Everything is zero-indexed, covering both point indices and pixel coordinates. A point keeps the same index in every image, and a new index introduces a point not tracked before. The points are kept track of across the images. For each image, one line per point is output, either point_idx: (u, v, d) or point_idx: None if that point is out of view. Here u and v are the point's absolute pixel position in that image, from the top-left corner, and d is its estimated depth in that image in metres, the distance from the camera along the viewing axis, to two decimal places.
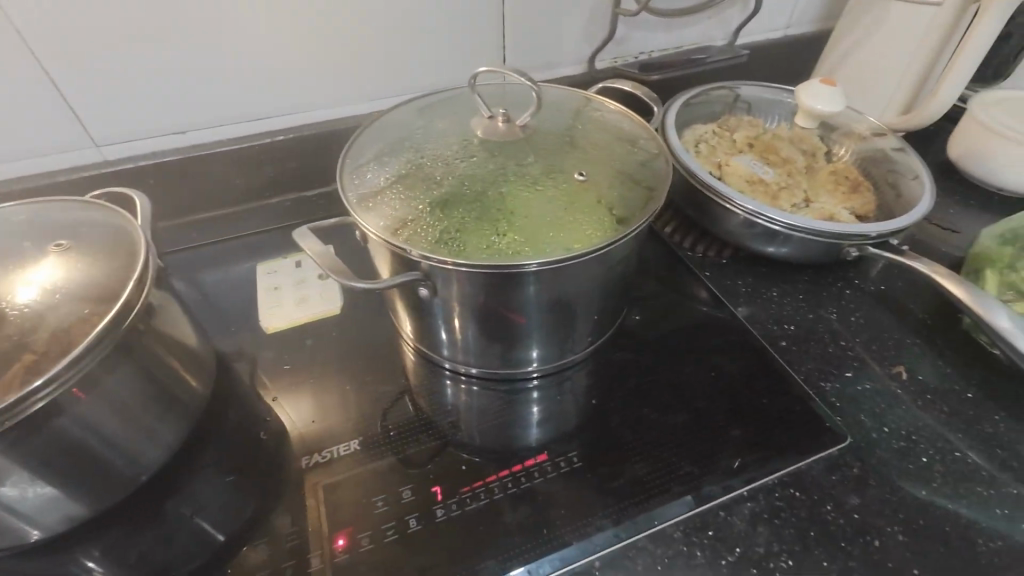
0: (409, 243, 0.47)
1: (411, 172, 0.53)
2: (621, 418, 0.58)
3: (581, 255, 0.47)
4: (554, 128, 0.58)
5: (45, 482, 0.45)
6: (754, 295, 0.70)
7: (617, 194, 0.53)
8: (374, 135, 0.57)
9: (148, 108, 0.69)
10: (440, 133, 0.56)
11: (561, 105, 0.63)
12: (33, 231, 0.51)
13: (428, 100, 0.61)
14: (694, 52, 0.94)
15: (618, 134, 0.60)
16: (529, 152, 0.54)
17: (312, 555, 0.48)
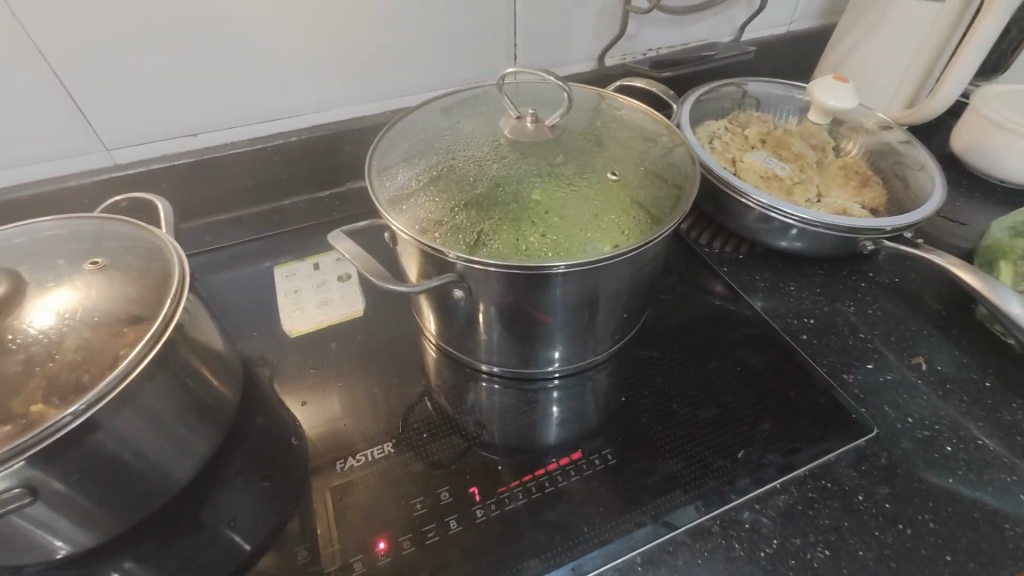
0: (447, 245, 0.47)
1: (441, 173, 0.53)
2: (650, 415, 0.58)
3: (619, 256, 0.47)
4: (579, 127, 0.58)
5: (78, 494, 0.44)
6: (773, 291, 0.71)
7: (648, 194, 0.53)
8: (402, 136, 0.57)
9: (161, 112, 0.68)
10: (467, 134, 0.56)
11: (585, 104, 0.63)
12: (62, 245, 0.50)
13: (452, 101, 0.61)
14: (702, 49, 0.95)
15: (643, 133, 0.60)
16: (559, 152, 0.54)
17: (352, 560, 0.48)
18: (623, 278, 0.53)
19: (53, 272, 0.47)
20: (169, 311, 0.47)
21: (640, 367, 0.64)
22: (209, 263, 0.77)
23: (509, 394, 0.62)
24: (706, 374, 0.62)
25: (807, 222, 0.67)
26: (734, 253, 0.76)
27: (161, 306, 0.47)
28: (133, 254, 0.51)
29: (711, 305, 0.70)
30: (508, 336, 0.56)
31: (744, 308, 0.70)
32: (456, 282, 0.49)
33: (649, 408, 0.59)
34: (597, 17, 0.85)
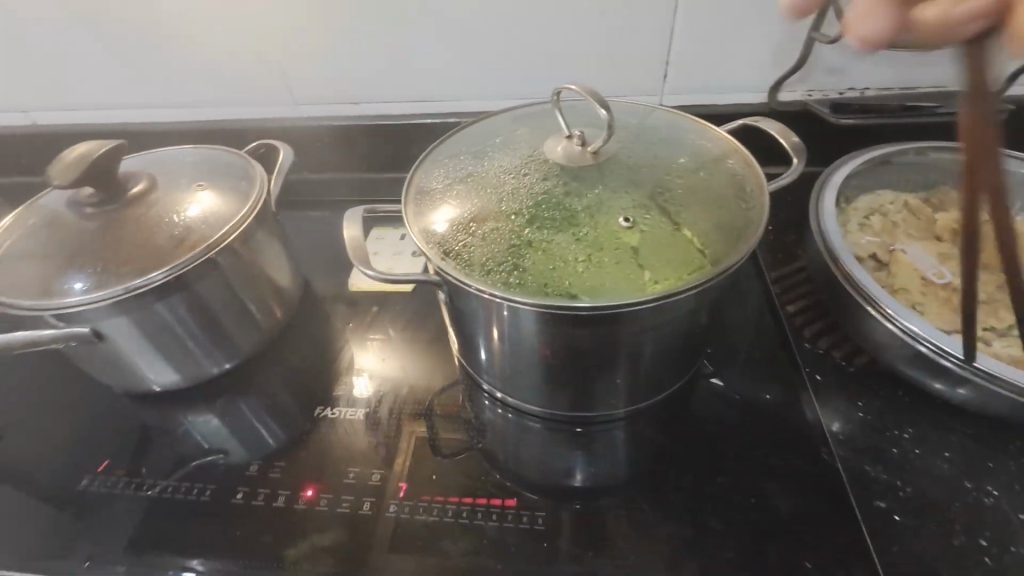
0: (434, 246, 0.49)
1: (475, 179, 0.53)
2: (612, 502, 0.51)
3: (582, 310, 0.43)
4: (634, 164, 0.53)
5: (138, 352, 0.56)
6: (870, 427, 0.52)
7: (663, 257, 0.47)
8: (464, 134, 0.59)
9: (330, 77, 0.81)
10: (517, 145, 0.56)
11: (664, 140, 0.56)
12: (192, 161, 0.63)
13: (528, 110, 0.60)
14: (922, 99, 0.73)
15: (708, 189, 0.52)
16: (591, 186, 0.51)
17: (285, 495, 0.53)
18: (622, 336, 0.48)
19: (178, 184, 0.59)
20: (228, 233, 0.55)
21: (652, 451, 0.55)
22: (331, 208, 0.90)
23: (523, 427, 0.59)
24: (709, 488, 0.51)
25: (942, 354, 0.49)
26: (841, 362, 0.57)
27: (225, 227, 0.56)
28: (238, 183, 0.61)
29: (769, 411, 0.56)
30: (520, 366, 0.54)
31: (809, 433, 0.54)
32: (440, 285, 0.52)
33: (624, 494, 0.52)
34: (775, 44, 0.72)
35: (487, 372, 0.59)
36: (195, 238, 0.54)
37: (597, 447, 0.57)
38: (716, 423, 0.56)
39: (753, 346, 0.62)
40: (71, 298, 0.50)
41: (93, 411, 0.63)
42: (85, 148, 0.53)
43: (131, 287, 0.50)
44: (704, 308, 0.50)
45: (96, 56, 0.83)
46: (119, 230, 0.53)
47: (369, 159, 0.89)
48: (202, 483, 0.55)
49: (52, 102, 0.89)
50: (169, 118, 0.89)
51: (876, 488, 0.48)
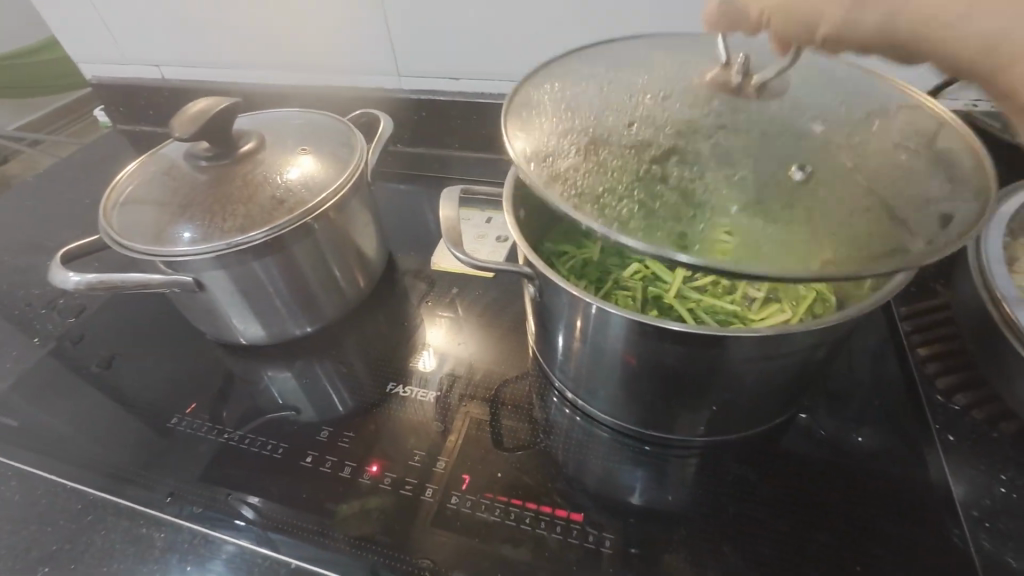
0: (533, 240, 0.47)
1: None
2: (687, 537, 0.46)
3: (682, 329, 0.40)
4: None
5: (233, 306, 0.58)
6: (1016, 509, 0.44)
7: None
8: None
9: (439, 51, 0.80)
10: None
11: None
12: (299, 126, 0.64)
13: None
14: None
15: None
16: None
17: (351, 465, 0.53)
18: (729, 362, 0.43)
19: (283, 145, 0.60)
20: (327, 198, 0.56)
21: (732, 483, 0.50)
22: (423, 183, 0.90)
23: (590, 432, 0.56)
24: (799, 541, 0.45)
25: None
26: (982, 425, 0.49)
27: (324, 193, 0.56)
28: (338, 149, 0.61)
29: (885, 468, 0.49)
30: (600, 370, 0.50)
31: (934, 502, 0.46)
32: (530, 278, 0.49)
33: (697, 527, 0.47)
34: None
35: (560, 367, 0.55)
36: (297, 199, 0.55)
37: (672, 470, 0.52)
38: (815, 467, 0.50)
39: (870, 390, 0.55)
40: (179, 248, 0.51)
41: (188, 354, 0.67)
42: (204, 104, 0.54)
43: (232, 243, 0.51)
44: (826, 342, 0.44)
45: (226, 18, 0.87)
46: (227, 184, 0.55)
47: (467, 137, 0.88)
48: (275, 441, 0.56)
49: (185, 61, 0.96)
50: (284, 83, 0.93)
51: None
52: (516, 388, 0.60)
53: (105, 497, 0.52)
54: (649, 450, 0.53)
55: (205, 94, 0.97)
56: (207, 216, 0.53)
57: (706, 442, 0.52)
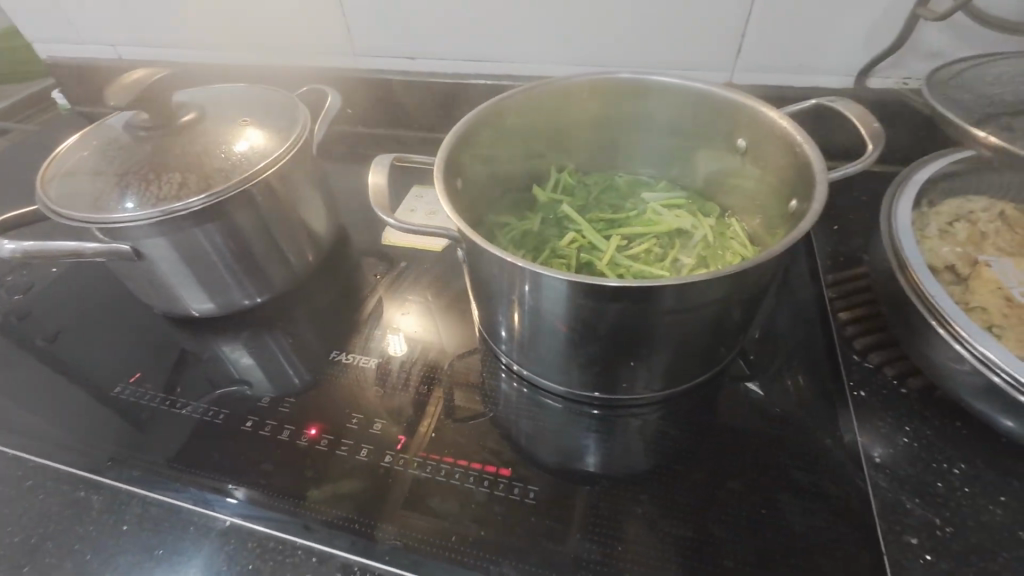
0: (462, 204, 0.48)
1: None
2: (608, 487, 0.48)
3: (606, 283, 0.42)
4: None
5: (177, 274, 0.58)
6: (914, 456, 0.47)
7: None
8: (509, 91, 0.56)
9: (395, 31, 0.82)
10: None
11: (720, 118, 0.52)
12: (244, 100, 0.64)
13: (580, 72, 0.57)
14: None
15: None
16: None
17: (289, 428, 0.54)
18: (645, 318, 0.45)
19: (227, 118, 0.60)
20: (268, 166, 0.56)
21: (657, 441, 0.52)
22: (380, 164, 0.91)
23: (538, 403, 0.57)
24: (713, 489, 0.47)
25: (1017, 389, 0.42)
26: (892, 381, 0.52)
27: (267, 160, 0.57)
28: (283, 121, 0.62)
29: (799, 422, 0.51)
30: (544, 338, 0.51)
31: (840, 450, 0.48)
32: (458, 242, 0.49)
33: (620, 480, 0.49)
34: (869, 21, 0.66)
35: (506, 342, 0.56)
36: (240, 167, 0.56)
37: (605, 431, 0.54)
38: (734, 422, 0.52)
39: (791, 354, 0.57)
40: (114, 215, 0.51)
41: (135, 327, 0.67)
42: (140, 74, 0.54)
43: (169, 210, 0.52)
44: (736, 300, 0.46)
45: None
46: (168, 152, 0.55)
47: (423, 117, 0.90)
48: (217, 408, 0.57)
49: (138, 41, 0.95)
50: (240, 63, 0.93)
51: (910, 522, 0.42)
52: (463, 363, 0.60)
53: (44, 463, 0.52)
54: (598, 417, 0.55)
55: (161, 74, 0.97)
56: (144, 183, 0.53)
57: (649, 400, 0.54)
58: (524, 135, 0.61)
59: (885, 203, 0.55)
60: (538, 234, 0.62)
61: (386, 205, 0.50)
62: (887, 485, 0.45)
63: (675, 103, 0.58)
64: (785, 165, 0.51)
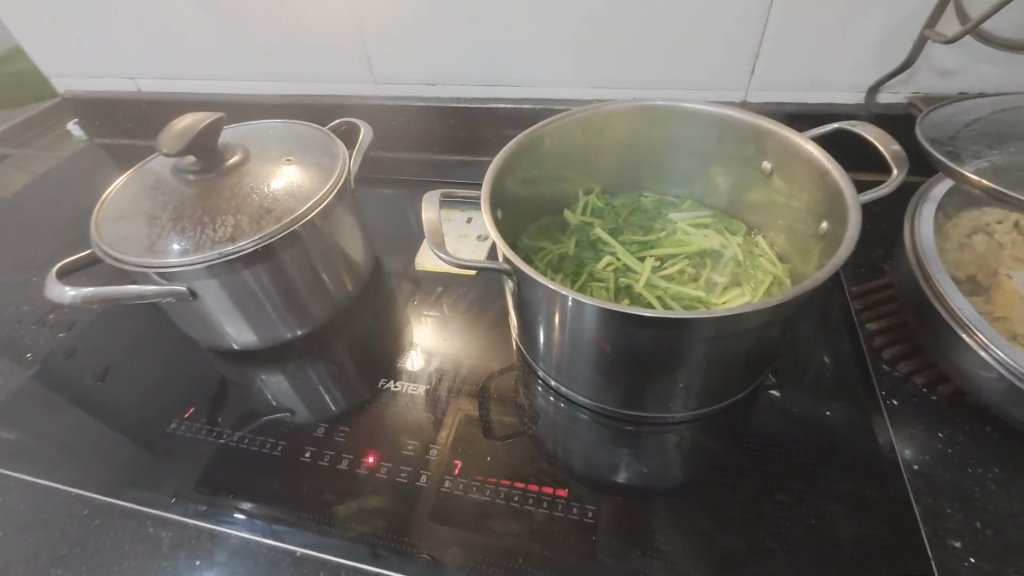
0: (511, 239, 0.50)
1: None
2: (661, 504, 0.50)
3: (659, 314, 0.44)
4: None
5: (227, 311, 0.60)
6: (950, 462, 0.49)
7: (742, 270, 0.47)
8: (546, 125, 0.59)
9: (416, 59, 0.84)
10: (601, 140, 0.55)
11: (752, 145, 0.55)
12: (281, 139, 0.66)
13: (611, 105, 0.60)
14: None
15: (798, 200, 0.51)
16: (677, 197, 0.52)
17: (347, 457, 0.56)
18: (694, 343, 0.47)
19: (268, 157, 0.63)
20: (315, 207, 0.58)
21: (701, 455, 0.54)
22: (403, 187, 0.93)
23: (573, 419, 0.60)
24: (764, 502, 0.49)
25: None
26: (922, 390, 0.54)
27: (313, 201, 0.59)
28: (321, 159, 0.64)
29: (837, 432, 0.54)
30: (579, 357, 0.54)
31: (878, 458, 0.51)
32: (509, 273, 0.51)
33: (669, 494, 0.51)
34: (880, 39, 0.69)
35: (545, 361, 0.59)
36: (288, 208, 0.58)
37: (641, 447, 0.56)
38: (771, 434, 0.54)
39: (824, 364, 0.60)
40: (171, 260, 0.53)
41: (181, 361, 0.69)
42: (189, 120, 0.57)
43: (225, 253, 0.53)
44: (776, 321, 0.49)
45: (202, 31, 0.88)
46: (215, 196, 0.57)
47: (444, 140, 0.91)
48: (273, 439, 0.59)
49: (161, 73, 0.96)
50: (261, 93, 0.94)
51: (953, 527, 0.45)
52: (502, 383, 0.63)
53: (111, 501, 0.54)
54: (632, 432, 0.57)
55: (184, 105, 0.98)
56: (198, 227, 0.55)
57: (683, 418, 0.56)
58: (555, 163, 0.64)
59: (907, 218, 0.58)
60: (572, 256, 0.64)
61: (438, 238, 0.53)
62: (926, 490, 0.47)
63: (703, 129, 0.61)
64: (813, 190, 0.54)
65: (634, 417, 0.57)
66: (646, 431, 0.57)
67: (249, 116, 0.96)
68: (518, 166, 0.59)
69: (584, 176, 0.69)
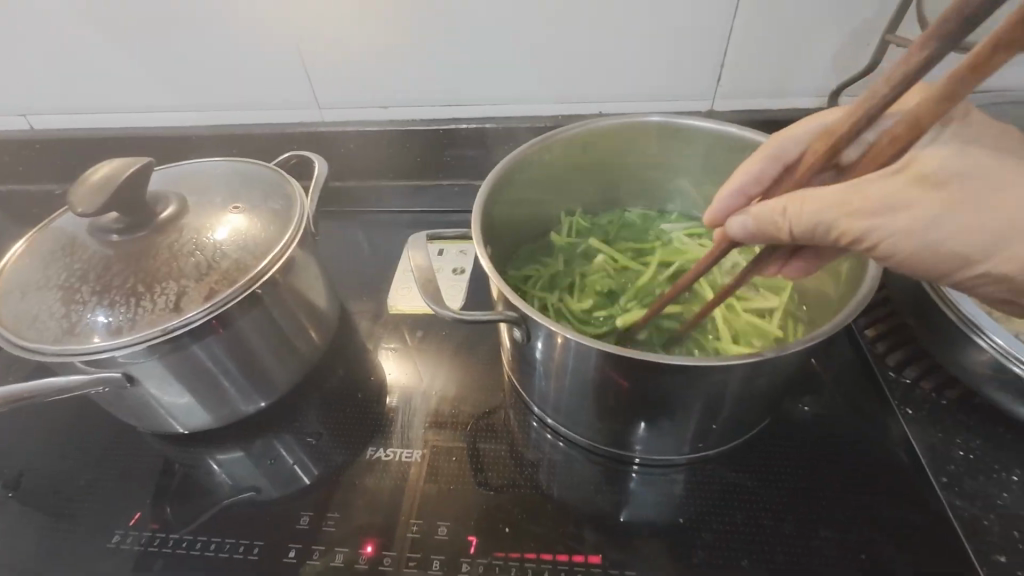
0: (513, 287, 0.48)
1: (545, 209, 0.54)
2: (702, 557, 0.46)
3: (693, 361, 0.40)
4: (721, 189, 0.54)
5: (175, 394, 0.51)
6: (974, 469, 0.49)
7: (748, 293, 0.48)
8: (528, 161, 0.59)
9: (361, 80, 0.74)
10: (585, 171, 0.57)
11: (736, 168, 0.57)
12: (219, 182, 0.57)
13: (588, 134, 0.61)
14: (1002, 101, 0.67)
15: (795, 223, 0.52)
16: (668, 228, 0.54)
17: (341, 552, 0.49)
18: (724, 384, 0.43)
19: (207, 203, 0.54)
20: (274, 260, 0.51)
21: (724, 490, 0.50)
22: (360, 220, 0.84)
23: (569, 458, 0.55)
24: (805, 540, 0.47)
25: None
26: (932, 394, 0.54)
27: (270, 254, 0.51)
28: (272, 202, 0.56)
29: (860, 449, 0.52)
30: (592, 403, 0.49)
31: (903, 473, 0.50)
32: (515, 322, 0.46)
33: (698, 540, 0.48)
34: (849, 37, 0.65)
35: (545, 402, 0.54)
36: (241, 265, 0.50)
37: (647, 487, 0.52)
38: (789, 458, 0.52)
39: (836, 375, 0.58)
40: (97, 343, 0.45)
41: (117, 451, 0.58)
42: (106, 169, 0.47)
43: (167, 329, 0.45)
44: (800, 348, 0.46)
45: (102, 56, 0.75)
46: (149, 259, 0.48)
47: (401, 167, 0.83)
48: (246, 539, 0.50)
49: (52, 106, 0.81)
50: (182, 124, 0.82)
51: (991, 541, 0.45)
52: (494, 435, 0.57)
53: None
54: (639, 471, 0.53)
55: (85, 143, 0.83)
56: (130, 297, 0.47)
57: (692, 457, 0.52)
58: (528, 187, 0.62)
59: None
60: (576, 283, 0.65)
61: (429, 298, 0.48)
62: (964, 506, 0.47)
63: (692, 145, 0.63)
64: None
65: (637, 456, 0.53)
66: (657, 468, 0.53)
67: (168, 151, 0.83)
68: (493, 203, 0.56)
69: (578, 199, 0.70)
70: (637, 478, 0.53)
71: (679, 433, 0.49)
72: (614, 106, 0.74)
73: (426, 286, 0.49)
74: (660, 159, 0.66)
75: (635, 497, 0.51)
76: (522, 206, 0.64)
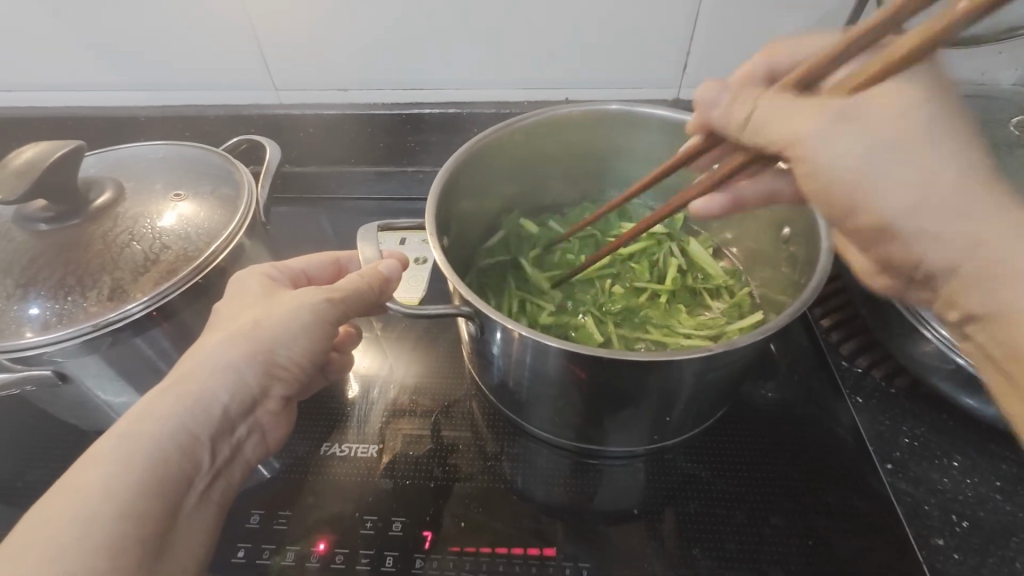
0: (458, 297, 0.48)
1: (479, 195, 0.63)
2: (660, 547, 0.47)
3: (643, 356, 0.40)
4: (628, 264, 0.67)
5: (114, 390, 0.48)
6: (918, 455, 0.50)
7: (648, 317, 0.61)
8: (485, 160, 0.59)
9: (319, 62, 0.71)
10: (524, 171, 0.66)
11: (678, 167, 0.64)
12: (162, 168, 0.54)
13: (545, 133, 0.61)
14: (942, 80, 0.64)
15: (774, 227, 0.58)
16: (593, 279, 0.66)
17: (291, 550, 0.47)
18: (672, 380, 0.43)
19: (147, 190, 0.51)
20: (221, 247, 0.48)
21: (680, 481, 0.51)
22: (319, 207, 0.81)
23: (526, 451, 0.55)
24: (757, 530, 0.47)
25: None
26: (882, 382, 0.55)
27: (217, 241, 0.48)
28: (218, 187, 0.53)
29: (811, 436, 0.53)
30: (547, 395, 0.49)
31: (851, 459, 0.52)
32: (469, 317, 0.45)
33: (653, 531, 0.48)
34: (810, 27, 0.64)
35: (503, 393, 0.53)
36: (184, 255, 0.47)
37: (608, 478, 0.52)
38: (742, 447, 0.53)
39: (793, 365, 0.59)
40: (28, 339, 0.42)
41: (55, 440, 0.53)
42: (31, 153, 0.44)
43: (101, 323, 0.43)
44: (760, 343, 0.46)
45: (35, 28, 0.69)
46: (83, 250, 0.46)
47: (363, 150, 0.80)
48: None
49: None
50: (129, 103, 0.77)
51: (932, 524, 0.46)
52: (452, 429, 0.56)
53: None
54: (597, 464, 0.53)
55: (21, 121, 0.77)
56: (62, 289, 0.44)
57: (651, 448, 0.53)
58: (486, 178, 0.62)
59: None
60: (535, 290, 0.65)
61: (384, 300, 0.47)
62: (908, 490, 0.48)
63: (653, 137, 0.63)
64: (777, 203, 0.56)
65: (597, 448, 0.53)
66: (613, 462, 0.53)
67: (115, 131, 0.78)
68: (448, 199, 0.55)
69: (535, 204, 0.72)
70: (596, 470, 0.53)
71: (634, 425, 0.49)
72: (582, 93, 0.73)
73: (362, 271, 0.45)
74: (622, 153, 0.66)
75: (594, 491, 0.52)
76: (484, 221, 0.67)
